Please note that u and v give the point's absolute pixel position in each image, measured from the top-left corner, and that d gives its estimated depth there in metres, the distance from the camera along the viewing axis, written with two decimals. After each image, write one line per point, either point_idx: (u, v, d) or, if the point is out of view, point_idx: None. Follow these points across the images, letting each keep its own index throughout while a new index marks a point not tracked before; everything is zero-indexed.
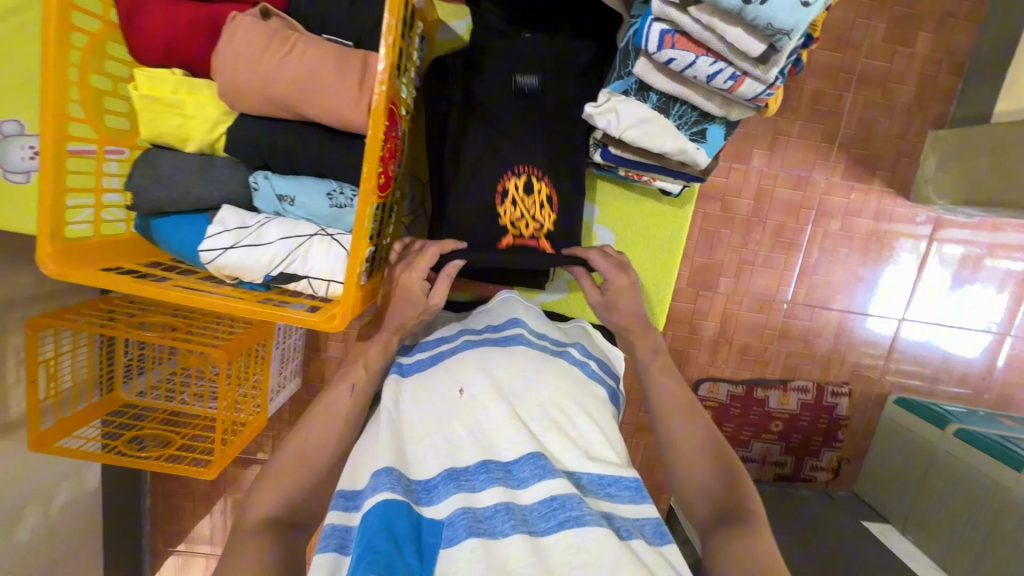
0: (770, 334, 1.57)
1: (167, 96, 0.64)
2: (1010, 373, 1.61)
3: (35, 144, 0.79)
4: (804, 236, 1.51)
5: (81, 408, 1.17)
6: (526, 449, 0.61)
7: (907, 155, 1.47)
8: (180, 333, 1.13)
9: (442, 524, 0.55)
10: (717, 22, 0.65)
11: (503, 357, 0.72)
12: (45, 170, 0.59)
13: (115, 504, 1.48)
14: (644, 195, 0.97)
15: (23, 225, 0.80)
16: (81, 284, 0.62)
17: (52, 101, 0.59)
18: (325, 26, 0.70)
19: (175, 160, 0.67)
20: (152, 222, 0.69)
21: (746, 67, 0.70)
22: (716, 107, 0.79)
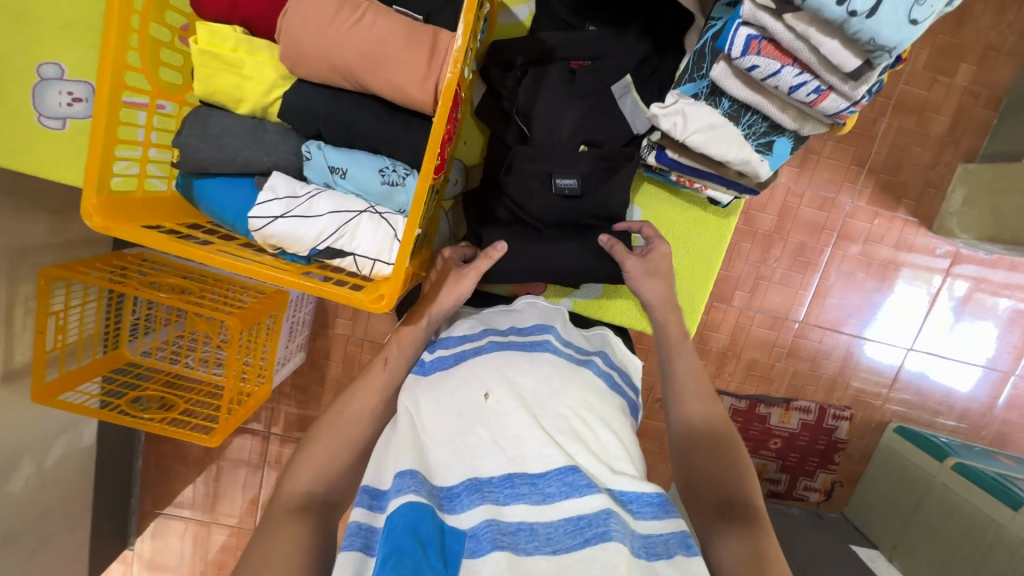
0: (778, 352, 1.57)
1: (226, 54, 0.63)
2: (1011, 412, 1.61)
3: (74, 91, 0.77)
4: (823, 257, 1.51)
5: (84, 363, 1.15)
6: (554, 464, 0.60)
7: (934, 186, 1.47)
8: (190, 297, 1.10)
9: (465, 534, 0.55)
10: (813, 32, 0.65)
11: (531, 366, 0.71)
12: (99, 119, 0.58)
13: (107, 462, 1.47)
14: (692, 202, 0.95)
15: (56, 174, 0.79)
16: (124, 239, 0.60)
17: (113, 48, 0.57)
18: None
19: (225, 121, 0.65)
20: (195, 181, 0.67)
21: (834, 81, 0.69)
22: (789, 119, 0.79)
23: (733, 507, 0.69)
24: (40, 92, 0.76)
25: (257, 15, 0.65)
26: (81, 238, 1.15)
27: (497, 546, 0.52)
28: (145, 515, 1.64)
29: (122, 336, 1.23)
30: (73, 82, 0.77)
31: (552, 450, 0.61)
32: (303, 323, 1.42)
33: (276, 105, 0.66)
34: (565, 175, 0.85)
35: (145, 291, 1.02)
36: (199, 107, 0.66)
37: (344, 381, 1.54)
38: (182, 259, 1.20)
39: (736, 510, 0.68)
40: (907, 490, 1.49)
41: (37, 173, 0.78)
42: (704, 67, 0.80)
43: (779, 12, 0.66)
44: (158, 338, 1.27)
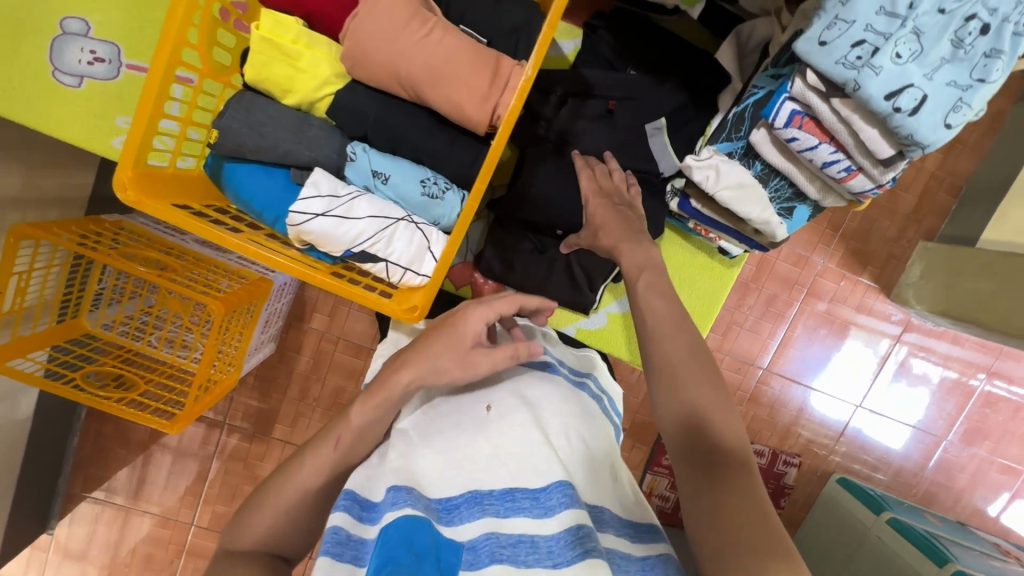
0: (741, 395, 1.64)
1: (287, 44, 0.62)
2: (939, 474, 1.72)
3: (97, 51, 0.77)
4: (792, 310, 1.60)
5: (38, 330, 1.07)
6: (553, 477, 0.61)
7: (896, 258, 1.58)
8: (168, 276, 1.05)
9: (462, 546, 0.57)
10: (857, 118, 0.71)
11: (535, 382, 0.70)
12: (149, 93, 0.56)
13: (40, 435, 1.37)
14: (701, 249, 0.99)
15: (63, 130, 0.79)
16: (151, 215, 0.58)
17: (176, 23, 0.55)
18: (463, 16, 0.70)
19: (270, 108, 0.63)
20: (226, 164, 0.65)
21: (864, 162, 0.76)
22: (814, 189, 0.84)
23: (705, 460, 0.60)
24: (59, 46, 0.76)
25: (321, 10, 0.65)
26: (55, 196, 1.08)
27: (496, 560, 0.56)
28: (71, 498, 1.52)
29: (81, 306, 1.15)
30: (98, 41, 0.77)
31: (550, 464, 0.61)
32: (280, 314, 1.38)
33: (325, 101, 0.66)
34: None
35: (123, 262, 0.97)
36: (244, 91, 0.65)
37: (312, 378, 1.49)
38: (163, 233, 1.14)
39: (714, 464, 0.60)
40: (847, 532, 1.56)
41: (50, 132, 0.78)
42: (743, 129, 0.85)
43: (827, 95, 0.72)
44: (120, 311, 1.20)
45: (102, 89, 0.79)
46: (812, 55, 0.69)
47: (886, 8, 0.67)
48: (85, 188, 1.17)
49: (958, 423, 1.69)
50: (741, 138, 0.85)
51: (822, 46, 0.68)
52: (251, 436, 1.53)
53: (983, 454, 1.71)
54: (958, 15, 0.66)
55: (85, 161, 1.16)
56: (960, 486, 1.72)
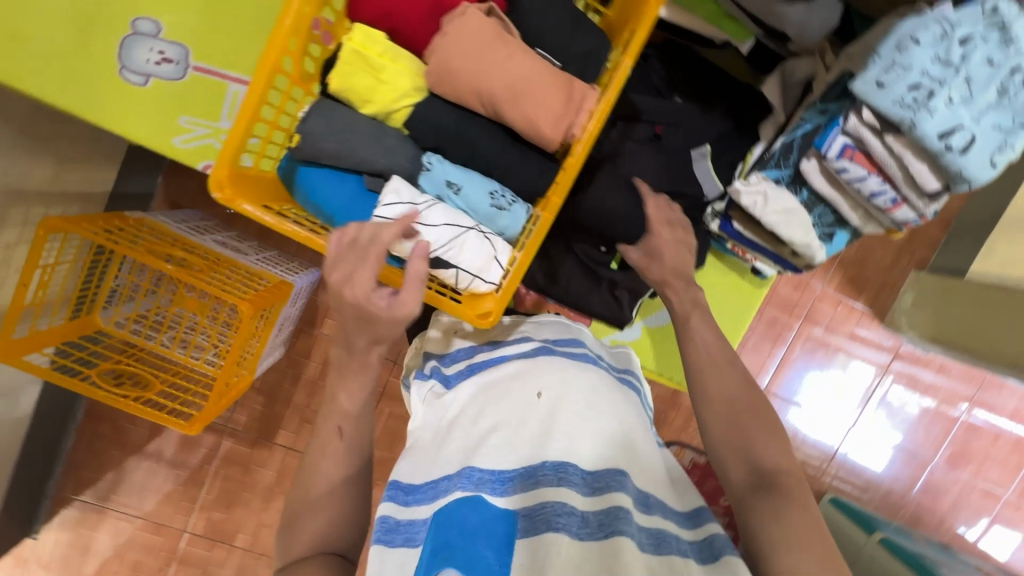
0: None
1: (373, 56, 0.66)
2: (925, 497, 1.78)
3: (165, 52, 0.81)
4: (790, 332, 1.66)
5: (54, 325, 1.05)
6: (607, 460, 0.61)
7: (889, 285, 1.66)
8: (190, 275, 1.03)
9: (515, 517, 0.56)
10: (908, 155, 0.78)
11: (581, 371, 0.69)
12: (251, 98, 0.59)
13: (36, 433, 1.33)
14: (734, 269, 1.05)
15: (123, 128, 0.82)
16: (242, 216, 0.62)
17: (284, 34, 0.59)
18: (539, 40, 0.73)
19: (350, 116, 0.68)
20: (299, 167, 0.69)
21: (910, 195, 0.82)
22: (856, 217, 0.90)
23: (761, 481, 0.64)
24: (129, 45, 0.79)
25: (406, 28, 0.69)
26: (77, 190, 1.09)
27: (553, 528, 0.53)
28: (60, 501, 1.47)
29: (96, 303, 1.13)
30: (167, 42, 0.80)
31: (603, 448, 0.62)
32: (295, 319, 1.37)
33: (401, 112, 0.70)
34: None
35: (151, 258, 0.97)
36: (323, 97, 0.69)
37: (320, 384, 1.48)
38: (184, 232, 1.14)
39: (768, 486, 0.64)
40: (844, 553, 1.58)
41: (111, 127, 0.81)
42: (790, 158, 0.90)
43: (881, 132, 0.79)
44: (134, 308, 1.18)
45: (167, 88, 0.82)
46: (869, 95, 0.76)
47: (940, 56, 0.73)
48: (105, 184, 1.17)
49: (944, 447, 1.75)
50: (788, 167, 0.91)
51: (879, 87, 0.75)
52: (252, 442, 1.50)
53: (966, 477, 1.77)
54: (1004, 68, 0.72)
55: (109, 157, 1.16)
56: (944, 509, 1.78)
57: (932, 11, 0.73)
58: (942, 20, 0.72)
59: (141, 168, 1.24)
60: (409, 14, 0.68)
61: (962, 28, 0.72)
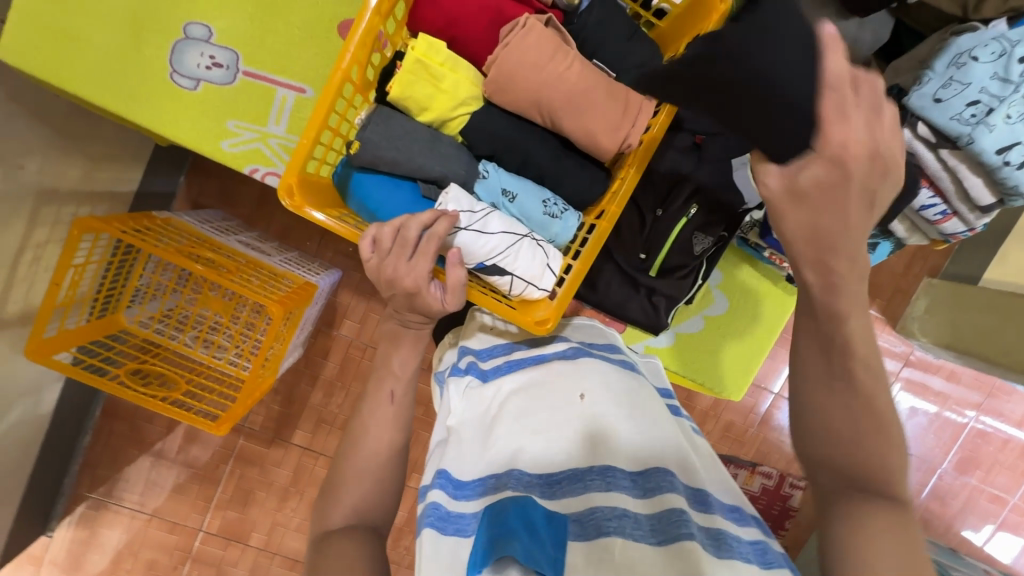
0: (754, 418, 1.69)
1: (435, 67, 0.67)
2: (933, 501, 1.79)
3: (215, 56, 0.82)
4: None
5: (80, 323, 1.05)
6: (656, 464, 0.61)
7: (902, 291, 1.67)
8: (219, 275, 1.03)
9: (568, 519, 0.55)
10: (964, 168, 0.80)
11: (620, 378, 0.71)
12: (319, 109, 0.62)
13: (55, 430, 1.33)
14: (768, 276, 1.05)
15: (168, 130, 0.83)
16: (306, 219, 0.65)
17: (355, 49, 0.62)
18: (596, 53, 0.74)
19: (407, 124, 0.69)
20: (354, 174, 0.70)
21: (962, 208, 0.85)
22: (903, 229, 0.93)
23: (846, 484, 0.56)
24: (181, 49, 0.81)
25: (466, 37, 0.71)
26: (106, 189, 1.10)
27: (605, 533, 0.53)
28: (75, 498, 1.47)
29: (120, 302, 1.13)
30: (217, 47, 0.82)
31: (649, 454, 0.62)
32: (315, 320, 1.37)
33: (457, 121, 0.72)
34: (658, 208, 0.93)
35: (179, 257, 0.98)
36: (380, 105, 0.70)
37: (337, 384, 1.48)
38: (211, 232, 1.15)
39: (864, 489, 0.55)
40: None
41: (155, 128, 0.82)
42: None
43: (936, 146, 0.80)
44: (158, 307, 1.18)
45: (216, 92, 0.83)
46: (926, 110, 0.77)
47: (999, 73, 0.73)
48: (131, 183, 1.17)
49: (953, 452, 1.77)
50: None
51: (937, 102, 0.76)
52: (268, 442, 1.50)
53: (975, 482, 1.78)
54: None
55: (136, 156, 1.16)
56: (952, 513, 1.79)
57: (989, 30, 0.74)
58: (1001, 38, 0.73)
59: (166, 167, 1.24)
60: (471, 24, 0.70)
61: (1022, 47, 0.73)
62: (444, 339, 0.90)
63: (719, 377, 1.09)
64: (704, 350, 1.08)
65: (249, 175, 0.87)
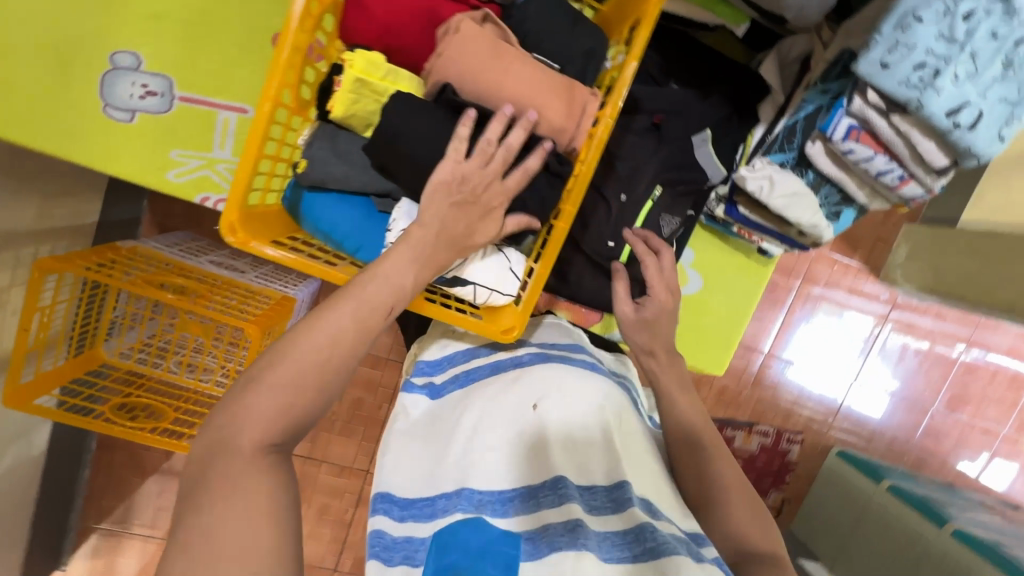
0: (745, 379, 1.72)
1: (377, 83, 0.64)
2: (928, 440, 1.83)
3: (149, 83, 0.80)
4: (789, 295, 1.68)
5: (57, 364, 1.04)
6: (621, 476, 0.61)
7: (883, 240, 1.69)
8: (190, 301, 1.03)
9: (520, 538, 0.55)
10: (916, 133, 0.78)
11: (577, 378, 0.69)
12: (254, 138, 0.59)
13: (55, 467, 1.34)
14: (740, 249, 1.05)
15: (114, 163, 0.82)
16: (257, 255, 0.63)
17: (280, 68, 0.59)
18: (539, 44, 0.71)
19: (352, 140, 0.69)
20: (304, 195, 0.70)
21: (918, 171, 0.82)
22: (864, 196, 0.91)
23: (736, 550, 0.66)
24: (111, 80, 0.78)
25: (401, 45, 0.68)
26: (65, 226, 1.07)
27: (557, 548, 0.52)
28: (84, 531, 1.48)
29: (97, 336, 1.12)
30: (148, 74, 0.79)
31: (615, 465, 0.62)
32: None
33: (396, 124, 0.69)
34: (621, 192, 0.88)
35: (149, 290, 0.96)
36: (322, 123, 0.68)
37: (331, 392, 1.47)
38: (179, 256, 1.12)
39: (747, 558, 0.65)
40: (899, 558, 1.43)
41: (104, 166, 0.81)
42: (794, 141, 0.90)
43: (887, 112, 0.78)
44: (137, 337, 1.17)
45: (156, 122, 0.82)
46: (875, 77, 0.74)
47: (945, 33, 0.72)
48: (92, 215, 1.15)
49: (944, 391, 1.81)
50: (793, 150, 0.91)
51: (884, 69, 0.73)
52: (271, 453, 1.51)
53: (966, 418, 1.82)
54: (1009, 40, 0.71)
55: (94, 187, 1.14)
56: (946, 450, 1.84)
57: None
58: None
59: (127, 194, 1.22)
60: (406, 30, 0.67)
61: (966, 3, 0.70)
62: (410, 351, 0.87)
63: (704, 353, 1.08)
64: (686, 331, 1.07)
65: (202, 204, 0.86)
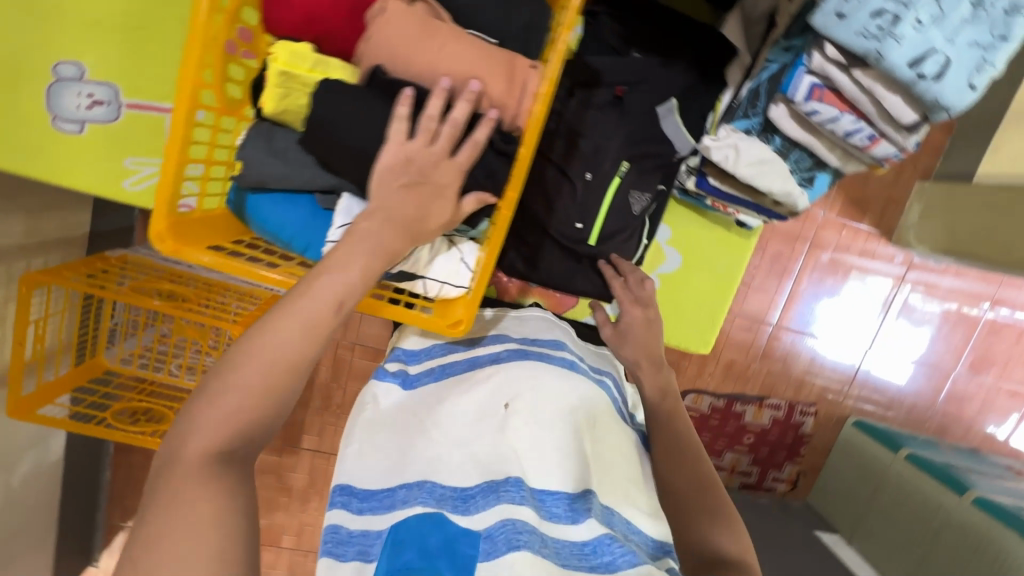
0: (754, 353, 1.65)
1: (305, 76, 0.64)
2: (950, 405, 1.77)
3: (95, 92, 0.80)
4: (796, 264, 1.59)
5: (60, 373, 1.07)
6: (585, 485, 0.63)
7: (894, 200, 1.58)
8: (180, 304, 1.04)
9: (478, 537, 0.57)
10: (879, 87, 0.75)
11: (554, 378, 0.69)
12: (173, 139, 0.58)
13: (75, 472, 1.39)
14: (718, 223, 1.01)
15: (76, 176, 0.83)
16: (193, 261, 0.63)
17: (194, 64, 0.57)
18: (471, 21, 0.71)
19: (290, 138, 0.68)
20: (248, 197, 0.71)
21: (887, 129, 0.80)
22: (835, 158, 0.88)
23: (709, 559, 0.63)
24: (56, 92, 0.79)
25: (331, 34, 0.67)
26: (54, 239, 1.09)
27: (515, 547, 0.53)
28: (111, 529, 1.54)
29: (98, 344, 1.15)
30: (93, 84, 0.80)
31: (582, 471, 0.64)
32: None
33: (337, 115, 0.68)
34: (586, 171, 0.87)
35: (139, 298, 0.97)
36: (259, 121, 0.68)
37: (333, 386, 1.48)
38: (170, 263, 1.15)
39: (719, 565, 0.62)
40: (920, 527, 1.39)
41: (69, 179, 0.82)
42: (759, 105, 0.88)
43: (848, 67, 0.76)
44: (137, 343, 1.19)
45: (106, 131, 0.83)
46: (831, 28, 0.72)
47: None
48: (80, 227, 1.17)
49: (966, 353, 1.73)
50: (758, 114, 0.89)
51: (840, 19, 0.71)
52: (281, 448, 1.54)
53: (991, 381, 1.75)
54: None
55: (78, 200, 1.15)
56: (970, 414, 1.77)
57: None
58: None
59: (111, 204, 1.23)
60: (330, 17, 0.66)
61: None
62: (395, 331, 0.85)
63: (689, 331, 1.05)
64: (668, 309, 1.04)
65: None
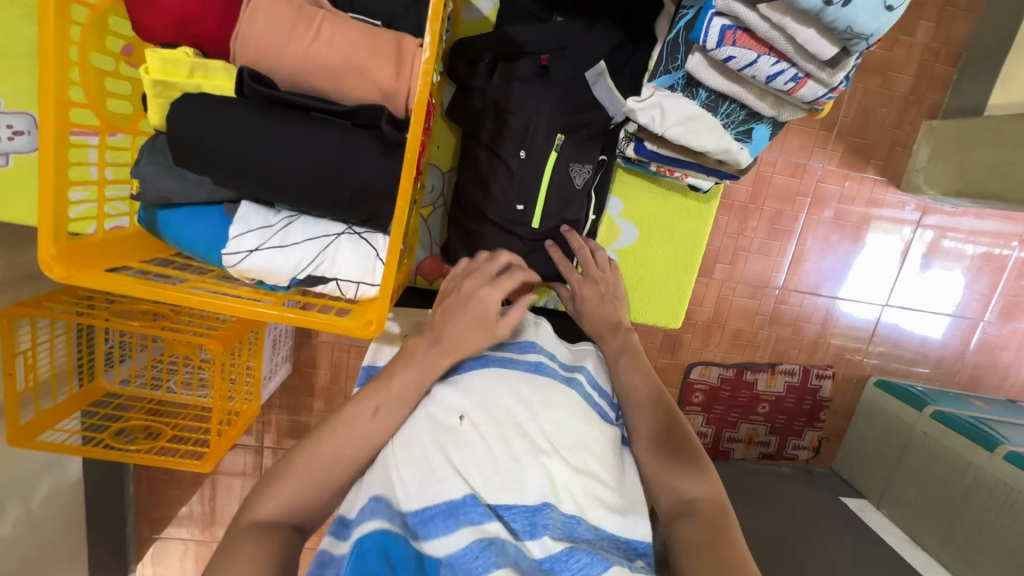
0: (761, 319, 1.56)
1: (182, 82, 0.64)
2: (982, 356, 1.66)
3: (13, 124, 0.81)
4: (798, 223, 1.49)
5: (61, 399, 1.11)
6: (542, 497, 0.65)
7: (901, 144, 1.46)
8: (160, 325, 1.06)
9: (440, 563, 0.60)
10: (789, 21, 0.70)
11: (508, 388, 0.71)
12: (48, 160, 0.61)
13: (95, 492, 1.44)
14: (671, 190, 0.98)
15: (11, 206, 0.84)
16: (87, 283, 0.64)
17: (53, 83, 0.60)
18: (353, 5, 0.73)
19: None
20: (158, 214, 0.70)
21: (810, 68, 0.75)
22: (768, 107, 0.84)
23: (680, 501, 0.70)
24: None
25: (206, 31, 0.67)
26: None
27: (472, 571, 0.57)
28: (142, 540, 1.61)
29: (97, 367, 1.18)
30: (12, 115, 0.81)
31: (541, 482, 0.66)
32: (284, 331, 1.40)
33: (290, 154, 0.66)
34: (520, 149, 0.87)
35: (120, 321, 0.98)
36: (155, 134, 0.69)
37: (334, 388, 1.50)
38: None
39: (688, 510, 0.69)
40: (949, 486, 1.32)
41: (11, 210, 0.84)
42: (679, 58, 0.85)
43: (753, 2, 0.71)
44: (135, 364, 1.22)
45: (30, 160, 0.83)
46: None
47: None
48: None
49: (994, 300, 1.61)
50: (679, 69, 0.86)
51: None
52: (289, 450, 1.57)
53: None
54: None
55: None
56: (1005, 364, 1.67)
57: None
58: None
59: None
60: (204, 17, 0.66)
61: None
62: None
63: (655, 305, 1.02)
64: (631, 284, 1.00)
65: None
